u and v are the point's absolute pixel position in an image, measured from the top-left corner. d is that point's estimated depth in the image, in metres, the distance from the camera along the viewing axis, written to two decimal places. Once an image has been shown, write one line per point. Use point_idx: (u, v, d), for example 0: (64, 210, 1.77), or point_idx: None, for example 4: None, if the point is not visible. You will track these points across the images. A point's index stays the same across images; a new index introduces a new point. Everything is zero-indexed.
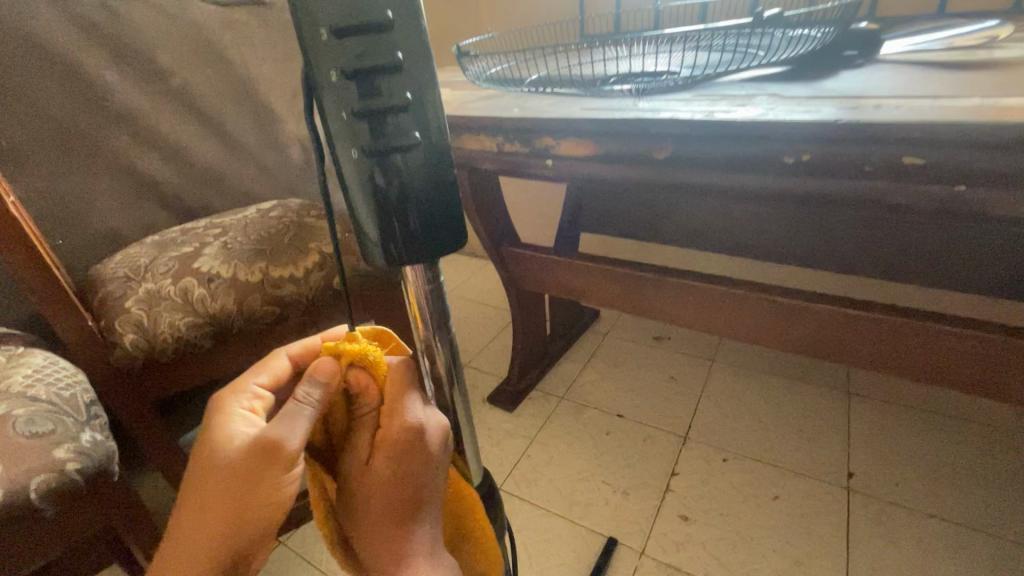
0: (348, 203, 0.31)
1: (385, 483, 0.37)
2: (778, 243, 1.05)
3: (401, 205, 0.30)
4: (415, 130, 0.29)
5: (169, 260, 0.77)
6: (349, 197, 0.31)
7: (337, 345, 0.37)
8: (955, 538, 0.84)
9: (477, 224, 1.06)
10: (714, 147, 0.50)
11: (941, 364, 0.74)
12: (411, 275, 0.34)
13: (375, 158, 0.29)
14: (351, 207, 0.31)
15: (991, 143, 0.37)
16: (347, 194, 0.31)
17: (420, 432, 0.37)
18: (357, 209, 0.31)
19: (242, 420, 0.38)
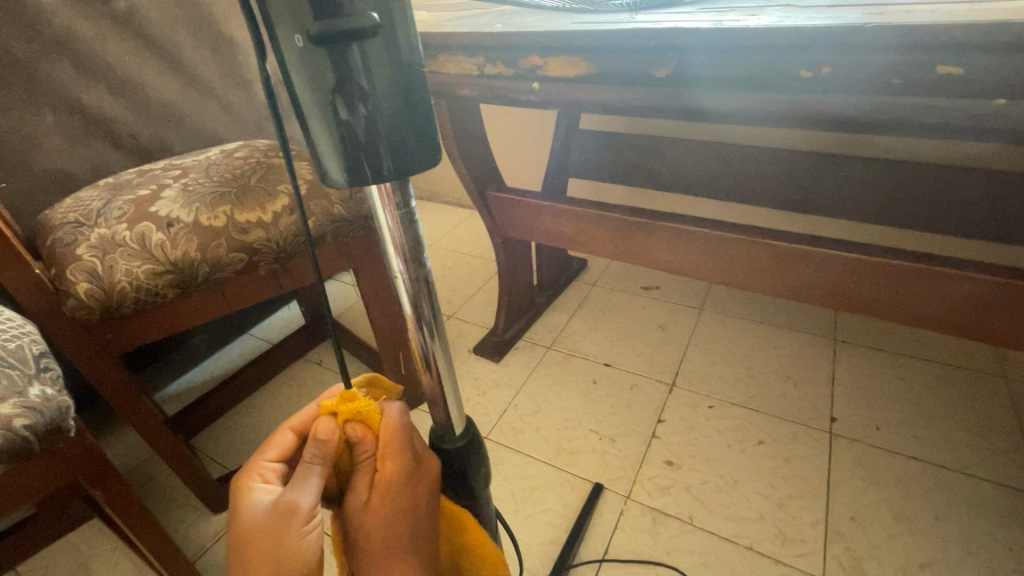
0: (295, 110, 0.26)
1: (393, 534, 0.34)
2: (774, 184, 1.01)
3: (363, 116, 0.25)
4: (373, 16, 0.24)
5: (123, 203, 0.71)
6: (298, 102, 0.25)
7: (334, 403, 0.35)
8: (932, 477, 0.87)
9: (459, 166, 1.00)
10: (725, 61, 0.45)
11: (938, 307, 0.72)
12: (379, 199, 0.30)
13: (326, 47, 0.23)
14: (300, 114, 0.26)
15: (1020, 47, 0.34)
16: (296, 105, 0.26)
17: (417, 475, 0.36)
18: (308, 117, 0.26)
19: (261, 490, 0.35)
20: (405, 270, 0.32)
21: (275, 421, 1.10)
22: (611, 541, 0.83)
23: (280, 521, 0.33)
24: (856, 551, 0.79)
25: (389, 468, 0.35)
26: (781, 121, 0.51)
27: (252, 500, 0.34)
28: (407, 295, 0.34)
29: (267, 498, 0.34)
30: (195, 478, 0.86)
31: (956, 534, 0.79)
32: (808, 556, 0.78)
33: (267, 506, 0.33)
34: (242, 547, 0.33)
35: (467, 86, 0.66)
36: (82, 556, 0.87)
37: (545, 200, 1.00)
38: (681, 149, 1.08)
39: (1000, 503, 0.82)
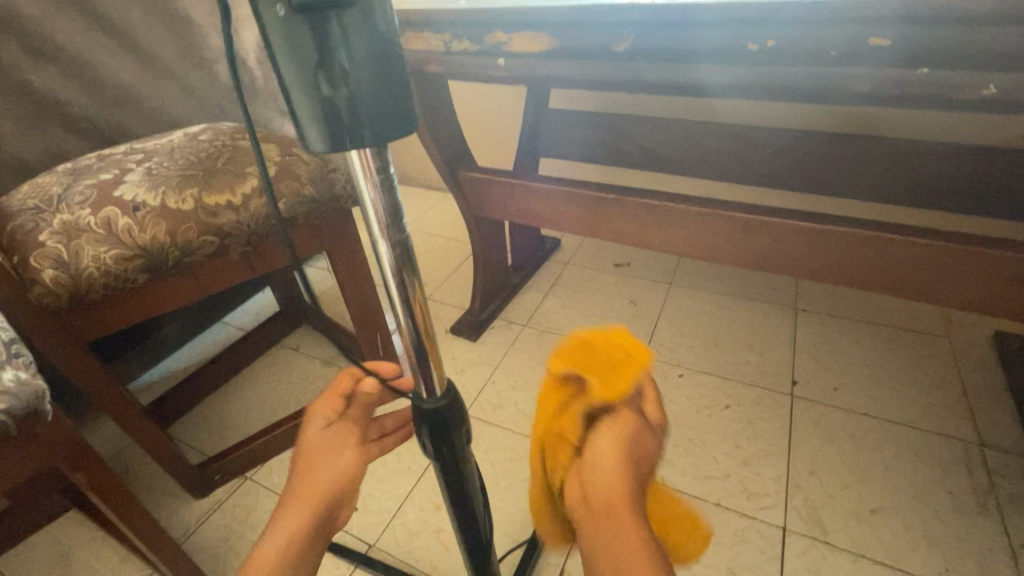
0: (276, 80, 0.27)
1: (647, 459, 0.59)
2: (737, 160, 1.05)
3: (344, 86, 0.26)
4: None
5: (86, 188, 0.70)
6: (279, 71, 0.26)
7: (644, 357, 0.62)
8: (883, 432, 0.93)
9: (430, 148, 1.00)
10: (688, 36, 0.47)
11: (889, 272, 0.77)
12: (358, 163, 0.29)
13: (307, 19, 0.24)
14: (281, 84, 0.27)
15: (937, 20, 0.38)
16: (277, 73, 0.26)
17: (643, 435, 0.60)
18: (288, 86, 0.26)
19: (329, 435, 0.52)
20: (385, 234, 0.31)
21: (255, 407, 1.10)
22: None
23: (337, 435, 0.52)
24: (813, 501, 0.84)
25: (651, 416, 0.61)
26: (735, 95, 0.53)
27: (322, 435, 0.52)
28: (389, 266, 0.33)
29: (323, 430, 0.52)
30: (176, 465, 0.86)
31: (904, 482, 0.86)
32: (770, 508, 0.84)
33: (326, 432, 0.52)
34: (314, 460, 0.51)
35: (432, 61, 0.65)
36: (60, 548, 0.86)
37: (518, 179, 1.02)
38: (649, 128, 1.10)
39: (943, 452, 0.89)
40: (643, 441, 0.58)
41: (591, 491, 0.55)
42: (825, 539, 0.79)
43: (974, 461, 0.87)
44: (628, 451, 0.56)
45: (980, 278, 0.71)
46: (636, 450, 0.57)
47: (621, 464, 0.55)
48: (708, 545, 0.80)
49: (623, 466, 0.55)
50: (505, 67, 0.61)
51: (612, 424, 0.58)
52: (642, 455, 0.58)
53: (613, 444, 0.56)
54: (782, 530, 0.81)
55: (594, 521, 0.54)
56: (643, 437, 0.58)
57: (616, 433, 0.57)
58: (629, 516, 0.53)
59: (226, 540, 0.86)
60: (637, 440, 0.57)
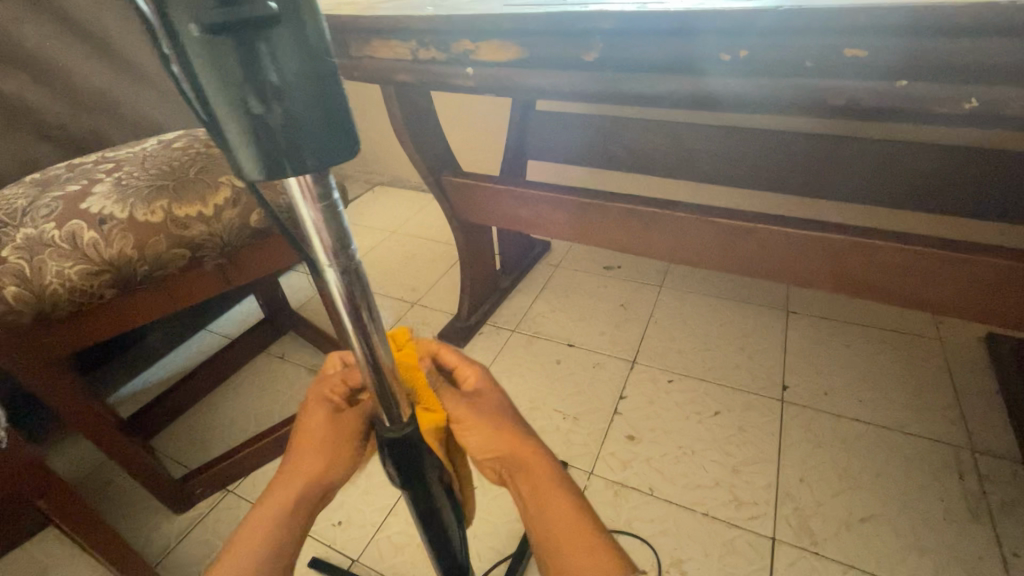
0: (200, 104, 0.24)
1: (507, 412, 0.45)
2: (725, 163, 1.04)
3: (278, 107, 0.24)
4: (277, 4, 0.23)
5: (52, 201, 0.67)
6: (204, 94, 0.24)
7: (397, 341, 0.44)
8: (874, 438, 0.92)
9: (412, 153, 0.98)
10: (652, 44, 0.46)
11: (876, 278, 0.76)
12: (299, 189, 0.27)
13: (230, 37, 0.22)
14: (206, 108, 0.24)
15: (911, 29, 0.37)
16: (200, 97, 0.24)
17: (490, 390, 0.46)
18: (215, 112, 0.24)
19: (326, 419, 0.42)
20: (333, 260, 0.30)
21: (238, 417, 1.08)
22: None
23: (337, 422, 0.41)
24: (803, 510, 0.83)
25: (471, 374, 0.47)
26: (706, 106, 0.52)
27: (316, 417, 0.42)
28: (340, 292, 0.31)
29: (322, 411, 0.42)
30: (153, 480, 0.84)
31: (895, 488, 0.85)
32: (759, 518, 0.83)
33: (324, 416, 0.41)
34: (304, 440, 0.41)
35: (400, 67, 0.63)
36: (35, 567, 0.84)
37: (503, 184, 1.00)
38: (636, 130, 1.09)
39: (933, 457, 0.88)
40: (491, 395, 0.45)
41: (495, 469, 0.44)
42: (815, 550, 0.78)
43: (965, 466, 0.86)
44: (499, 411, 0.44)
45: (968, 284, 0.70)
46: (489, 404, 0.45)
47: (498, 434, 0.43)
48: (697, 557, 0.79)
49: (510, 437, 0.43)
50: (472, 76, 0.58)
51: (454, 401, 0.43)
52: (504, 399, 0.46)
53: (480, 426, 0.43)
54: (771, 540, 0.80)
55: (534, 503, 0.43)
56: (483, 396, 0.45)
57: (467, 411, 0.43)
58: (547, 467, 0.43)
59: (206, 556, 0.85)
60: (495, 397, 0.45)
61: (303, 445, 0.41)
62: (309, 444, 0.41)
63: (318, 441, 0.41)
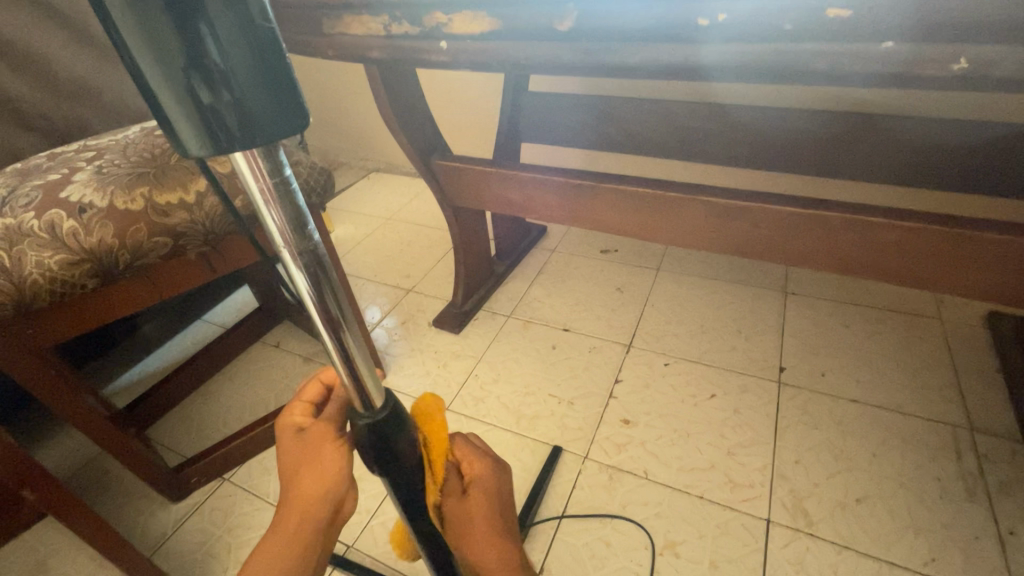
0: (132, 71, 0.23)
1: (492, 526, 0.45)
2: (720, 141, 1.01)
3: (217, 73, 0.23)
4: None
5: (33, 190, 0.67)
6: (135, 62, 0.22)
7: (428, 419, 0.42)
8: (872, 419, 0.91)
9: (399, 136, 0.97)
10: (624, 12, 0.46)
11: (870, 254, 0.74)
12: (248, 167, 0.26)
13: None
14: (139, 76, 0.23)
15: None
16: (130, 64, 0.22)
17: (487, 493, 0.45)
18: (148, 80, 0.23)
19: (292, 439, 0.42)
20: (292, 242, 0.29)
21: (234, 406, 1.08)
22: (570, 499, 0.86)
23: (302, 442, 0.41)
24: (798, 491, 0.83)
25: (476, 471, 0.45)
26: (688, 77, 0.51)
27: (285, 442, 0.42)
28: (302, 276, 0.31)
29: (290, 434, 0.42)
30: (149, 471, 0.84)
31: (892, 469, 0.84)
32: (755, 500, 0.82)
33: (290, 440, 0.42)
34: (282, 468, 0.42)
35: (372, 43, 0.61)
36: (35, 555, 0.85)
37: (494, 167, 0.98)
38: (629, 108, 1.07)
39: (932, 437, 0.87)
40: (484, 501, 0.44)
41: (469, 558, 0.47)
42: (809, 531, 0.78)
43: (964, 446, 0.85)
44: (488, 520, 0.45)
45: (962, 261, 0.69)
46: (473, 517, 0.44)
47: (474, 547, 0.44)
48: (690, 539, 0.79)
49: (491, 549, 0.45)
50: (448, 51, 0.57)
51: (449, 502, 0.43)
52: (494, 510, 0.45)
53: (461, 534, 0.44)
54: (766, 521, 0.79)
55: None
56: (474, 502, 0.44)
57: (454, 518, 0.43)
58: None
59: (203, 544, 0.85)
60: (487, 505, 0.44)
61: (282, 473, 0.41)
62: (285, 471, 0.41)
63: (292, 463, 0.41)
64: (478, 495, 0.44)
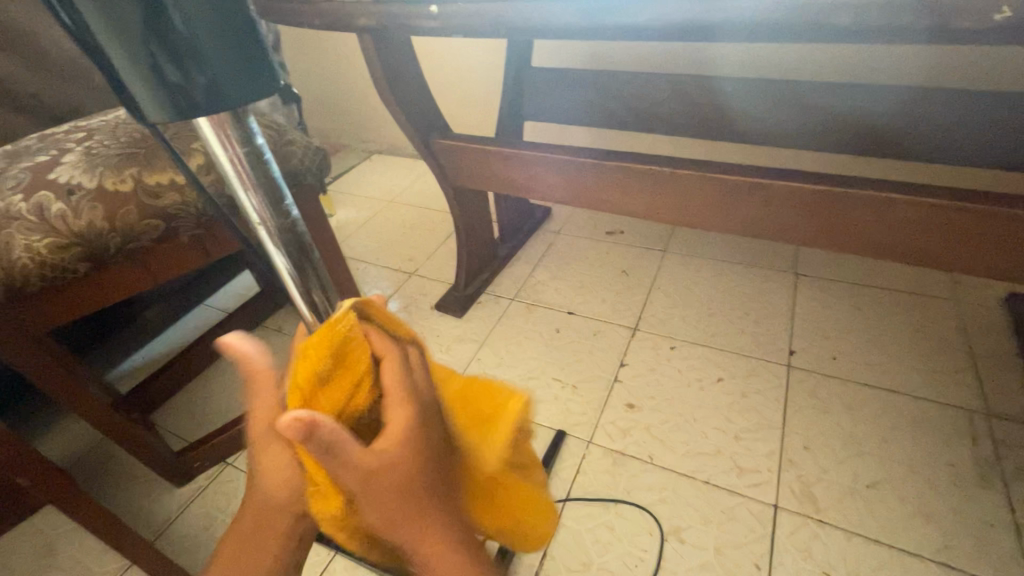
0: (74, 28, 0.20)
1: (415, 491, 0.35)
2: (731, 116, 0.98)
3: (177, 34, 0.20)
4: None
5: (21, 171, 0.65)
6: (76, 19, 0.19)
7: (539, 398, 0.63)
8: (884, 403, 0.89)
9: (397, 113, 0.94)
10: None
11: (885, 232, 0.71)
12: (215, 137, 0.24)
13: None
14: (84, 36, 0.20)
15: None
16: (69, 21, 0.19)
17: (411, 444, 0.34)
18: (93, 38, 0.20)
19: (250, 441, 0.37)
20: (269, 219, 0.27)
21: (235, 391, 1.07)
22: (572, 484, 0.84)
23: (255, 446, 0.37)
24: (807, 477, 0.81)
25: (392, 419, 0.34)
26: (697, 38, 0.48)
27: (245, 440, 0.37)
28: (280, 256, 0.29)
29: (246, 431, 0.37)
30: (150, 456, 0.84)
31: (904, 454, 0.82)
32: (761, 486, 0.81)
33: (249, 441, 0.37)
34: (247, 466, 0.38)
35: (365, 13, 0.59)
36: (41, 539, 0.86)
37: (494, 145, 0.95)
38: (634, 83, 1.03)
39: (945, 422, 0.85)
40: (407, 453, 0.34)
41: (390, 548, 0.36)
42: (818, 517, 0.76)
43: (979, 430, 0.83)
44: (411, 475, 0.35)
45: (985, 240, 0.66)
46: (390, 465, 0.33)
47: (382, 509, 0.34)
48: (696, 525, 0.78)
49: (383, 500, 0.33)
50: (438, 16, 0.55)
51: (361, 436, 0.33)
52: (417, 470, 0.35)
53: (383, 488, 0.33)
54: (773, 507, 0.78)
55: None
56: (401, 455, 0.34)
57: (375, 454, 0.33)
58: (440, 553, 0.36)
59: (207, 528, 0.85)
60: (411, 458, 0.34)
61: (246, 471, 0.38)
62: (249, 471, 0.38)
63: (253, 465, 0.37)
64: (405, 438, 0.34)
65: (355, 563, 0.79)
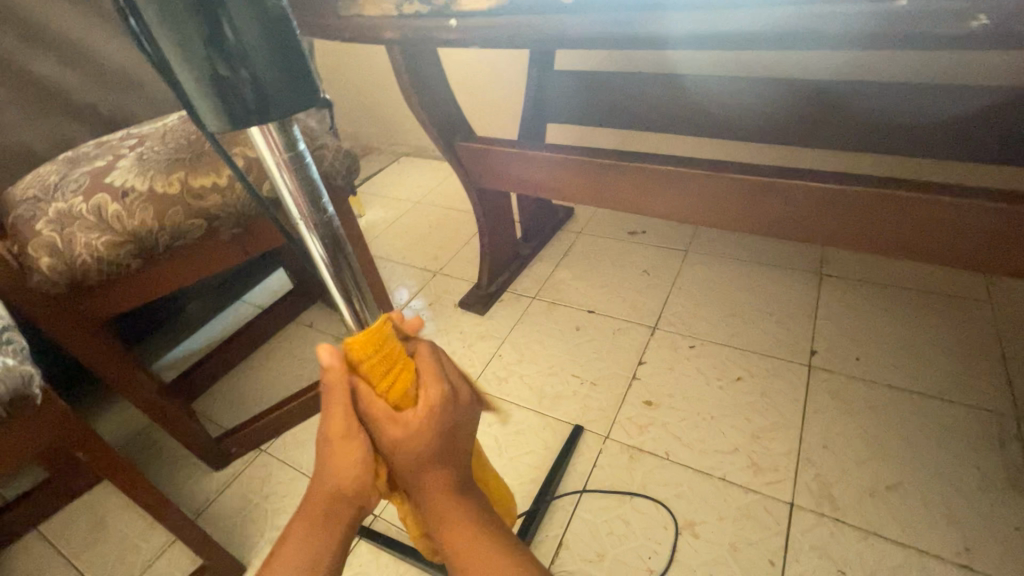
0: (157, 52, 0.24)
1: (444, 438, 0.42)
2: (751, 115, 0.98)
3: (234, 57, 0.23)
4: None
5: (81, 175, 0.71)
6: (160, 46, 0.24)
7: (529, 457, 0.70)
8: (908, 405, 0.87)
9: (421, 117, 0.98)
10: None
11: (905, 230, 0.71)
12: (265, 143, 0.28)
13: None
14: (163, 59, 0.24)
15: None
16: (155, 48, 0.24)
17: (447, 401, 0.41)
18: (170, 61, 0.24)
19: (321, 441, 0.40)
20: (308, 215, 0.31)
21: (269, 383, 1.13)
22: (589, 477, 0.86)
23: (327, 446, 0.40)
24: (825, 477, 0.81)
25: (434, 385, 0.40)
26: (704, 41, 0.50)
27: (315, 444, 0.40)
28: (317, 248, 0.33)
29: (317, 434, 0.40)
30: (192, 440, 0.90)
31: (927, 456, 0.81)
32: (779, 484, 0.81)
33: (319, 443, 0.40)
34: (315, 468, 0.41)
35: (389, 25, 0.62)
36: (94, 515, 0.93)
37: (515, 147, 0.98)
38: (653, 84, 1.04)
39: (972, 426, 0.83)
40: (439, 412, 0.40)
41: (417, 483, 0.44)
42: (836, 517, 0.76)
43: (1008, 434, 0.81)
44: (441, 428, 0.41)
45: (1007, 238, 0.65)
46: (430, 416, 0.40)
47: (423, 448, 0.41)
48: (710, 520, 0.78)
49: (423, 441, 0.41)
50: (458, 28, 0.59)
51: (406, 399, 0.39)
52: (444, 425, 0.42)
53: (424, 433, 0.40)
54: (790, 506, 0.78)
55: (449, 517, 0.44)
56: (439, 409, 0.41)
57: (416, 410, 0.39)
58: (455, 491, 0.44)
59: (243, 509, 0.91)
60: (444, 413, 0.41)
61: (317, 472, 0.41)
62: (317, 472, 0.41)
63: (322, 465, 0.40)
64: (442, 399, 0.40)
65: (379, 546, 0.82)
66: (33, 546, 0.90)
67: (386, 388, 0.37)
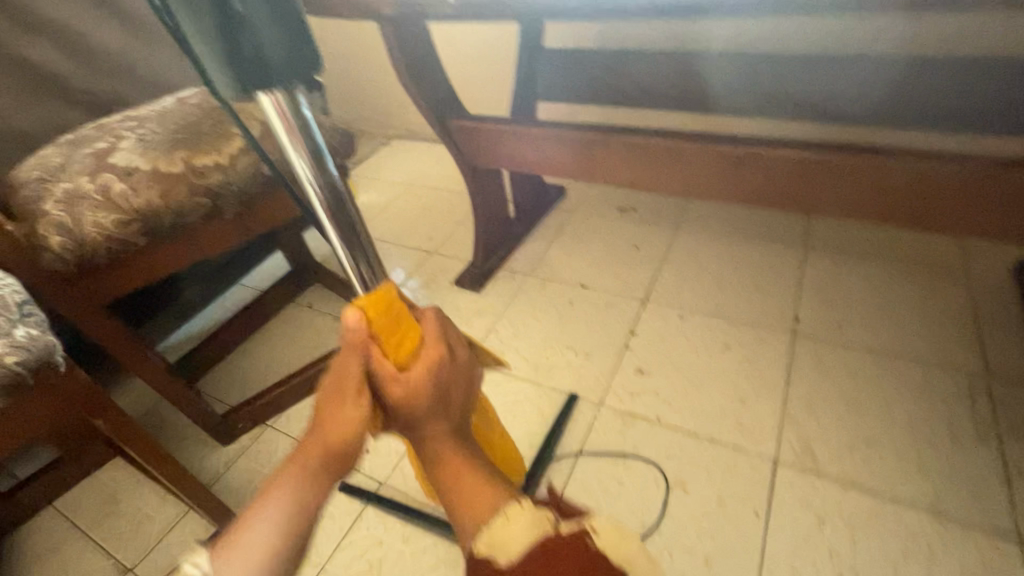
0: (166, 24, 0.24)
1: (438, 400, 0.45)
2: (736, 90, 1.00)
3: (245, 31, 0.25)
4: None
5: (85, 156, 0.73)
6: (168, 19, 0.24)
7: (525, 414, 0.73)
8: (886, 367, 0.92)
9: (415, 97, 0.99)
10: None
11: (879, 197, 0.75)
12: (273, 110, 0.29)
13: None
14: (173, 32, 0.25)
15: None
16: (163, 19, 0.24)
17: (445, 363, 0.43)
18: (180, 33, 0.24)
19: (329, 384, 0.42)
20: (311, 174, 0.34)
21: (271, 362, 1.16)
22: (584, 442, 0.91)
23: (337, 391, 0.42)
24: (807, 435, 0.85)
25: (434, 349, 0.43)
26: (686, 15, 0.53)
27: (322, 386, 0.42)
28: (320, 205, 0.35)
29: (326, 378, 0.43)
30: (201, 415, 0.93)
31: (902, 413, 0.85)
32: (763, 443, 0.85)
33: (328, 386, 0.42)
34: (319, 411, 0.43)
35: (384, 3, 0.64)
36: (107, 490, 0.96)
37: (507, 125, 1.00)
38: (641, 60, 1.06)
39: (945, 384, 0.88)
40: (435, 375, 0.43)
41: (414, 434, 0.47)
42: (816, 471, 0.81)
43: (978, 390, 0.86)
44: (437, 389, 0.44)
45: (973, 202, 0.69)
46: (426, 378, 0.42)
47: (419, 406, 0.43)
48: (699, 477, 0.83)
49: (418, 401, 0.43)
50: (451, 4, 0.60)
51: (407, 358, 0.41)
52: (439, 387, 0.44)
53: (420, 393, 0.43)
54: (774, 462, 0.83)
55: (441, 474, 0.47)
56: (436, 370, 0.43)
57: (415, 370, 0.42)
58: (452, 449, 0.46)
59: (252, 480, 0.94)
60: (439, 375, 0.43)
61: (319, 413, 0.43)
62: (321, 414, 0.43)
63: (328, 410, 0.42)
64: (439, 361, 0.43)
65: (385, 510, 0.86)
66: (49, 520, 0.93)
67: (393, 349, 0.40)
